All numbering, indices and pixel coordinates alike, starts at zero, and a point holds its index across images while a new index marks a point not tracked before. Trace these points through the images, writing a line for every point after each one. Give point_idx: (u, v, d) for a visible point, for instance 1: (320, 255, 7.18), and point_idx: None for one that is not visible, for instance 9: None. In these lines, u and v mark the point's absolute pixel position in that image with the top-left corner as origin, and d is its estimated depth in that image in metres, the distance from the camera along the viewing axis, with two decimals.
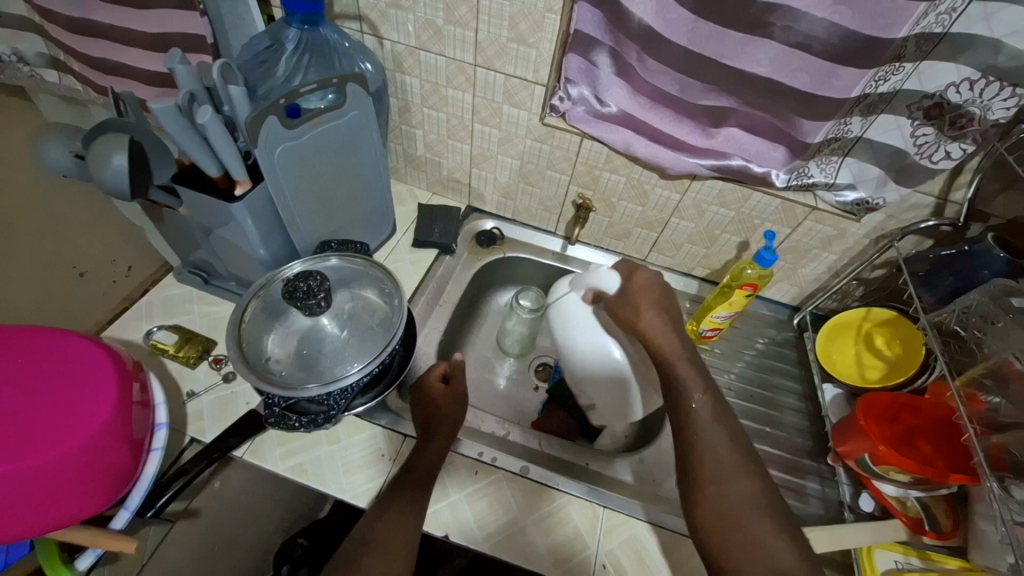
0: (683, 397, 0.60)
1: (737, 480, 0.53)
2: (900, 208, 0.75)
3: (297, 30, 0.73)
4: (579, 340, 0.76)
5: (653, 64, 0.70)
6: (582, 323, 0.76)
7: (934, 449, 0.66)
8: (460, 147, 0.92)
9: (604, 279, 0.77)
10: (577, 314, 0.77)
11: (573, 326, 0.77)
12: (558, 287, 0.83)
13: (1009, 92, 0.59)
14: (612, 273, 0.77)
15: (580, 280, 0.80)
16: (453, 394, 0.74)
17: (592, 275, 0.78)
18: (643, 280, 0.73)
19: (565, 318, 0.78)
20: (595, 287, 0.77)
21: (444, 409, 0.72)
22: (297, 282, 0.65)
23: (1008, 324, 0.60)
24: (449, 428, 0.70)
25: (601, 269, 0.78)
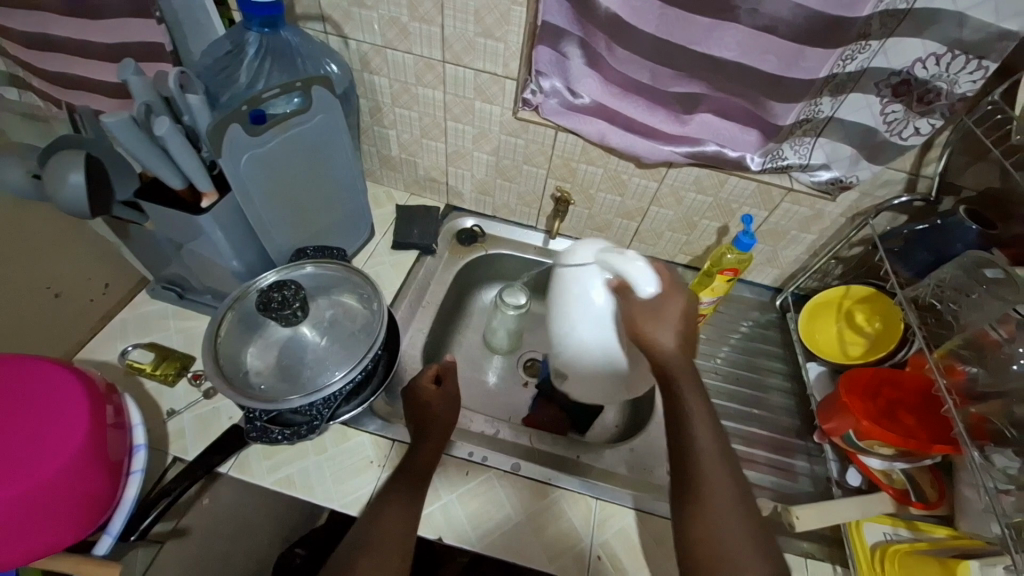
0: (684, 413, 0.55)
1: (733, 502, 0.51)
2: (872, 185, 0.76)
3: (257, 33, 0.70)
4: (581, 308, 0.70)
5: (622, 53, 0.70)
6: (592, 290, 0.70)
7: (916, 420, 0.67)
8: (434, 145, 0.91)
9: (643, 277, 0.64)
10: (588, 287, 0.71)
11: (582, 295, 0.71)
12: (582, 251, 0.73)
13: (974, 65, 0.60)
14: (648, 275, 0.64)
15: (616, 259, 0.67)
16: (441, 394, 0.73)
17: (631, 264, 0.65)
18: (673, 300, 0.62)
19: (573, 290, 0.72)
20: (628, 276, 0.65)
21: (435, 410, 0.71)
22: (271, 293, 0.64)
23: (982, 295, 0.61)
24: (440, 430, 0.69)
25: (642, 264, 0.65)
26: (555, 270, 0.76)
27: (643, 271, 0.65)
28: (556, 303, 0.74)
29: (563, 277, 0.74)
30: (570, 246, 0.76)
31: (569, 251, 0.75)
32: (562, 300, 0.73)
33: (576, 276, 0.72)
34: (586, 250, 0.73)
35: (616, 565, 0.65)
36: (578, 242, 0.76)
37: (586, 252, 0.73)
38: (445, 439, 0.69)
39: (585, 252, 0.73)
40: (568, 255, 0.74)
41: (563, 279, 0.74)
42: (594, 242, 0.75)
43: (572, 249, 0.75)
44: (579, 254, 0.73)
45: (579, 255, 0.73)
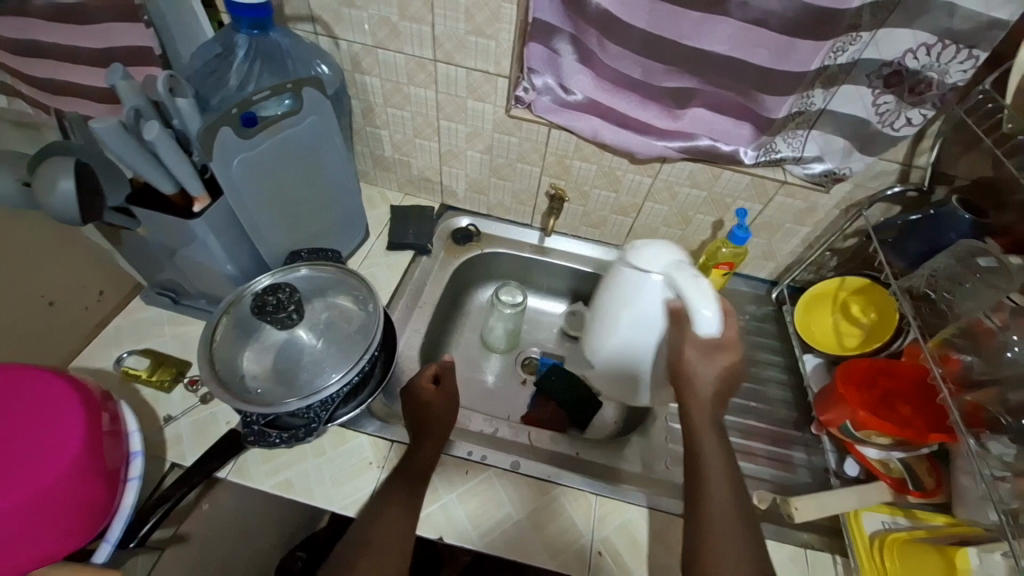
0: (700, 460, 0.56)
1: (738, 551, 0.51)
2: (865, 177, 0.76)
3: (246, 35, 0.70)
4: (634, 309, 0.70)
5: (613, 48, 0.70)
6: (651, 295, 0.69)
7: (912, 408, 0.67)
8: (428, 145, 0.90)
9: (706, 313, 0.58)
10: (647, 291, 0.69)
11: (638, 296, 0.70)
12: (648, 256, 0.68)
13: (965, 54, 0.60)
14: (713, 315, 0.58)
15: (683, 277, 0.62)
16: (441, 393, 0.72)
17: (697, 292, 0.59)
18: (732, 345, 0.58)
19: (631, 291, 0.70)
20: (690, 302, 0.59)
21: (434, 410, 0.70)
22: (266, 296, 0.64)
23: (976, 284, 0.62)
24: (440, 426, 0.69)
25: (709, 296, 0.59)
26: (617, 265, 0.73)
27: (707, 304, 0.59)
28: (611, 295, 0.74)
29: (623, 274, 0.71)
30: (640, 241, 0.71)
31: (636, 248, 0.70)
32: (619, 295, 0.72)
33: (635, 278, 0.69)
34: (656, 253, 0.68)
35: (617, 561, 0.65)
36: (649, 240, 0.71)
37: (654, 256, 0.68)
38: (445, 437, 0.69)
39: (654, 255, 0.68)
40: (634, 252, 0.70)
41: (622, 275, 0.72)
42: (666, 246, 0.69)
43: (640, 246, 0.70)
44: (646, 255, 0.68)
45: (644, 258, 0.68)
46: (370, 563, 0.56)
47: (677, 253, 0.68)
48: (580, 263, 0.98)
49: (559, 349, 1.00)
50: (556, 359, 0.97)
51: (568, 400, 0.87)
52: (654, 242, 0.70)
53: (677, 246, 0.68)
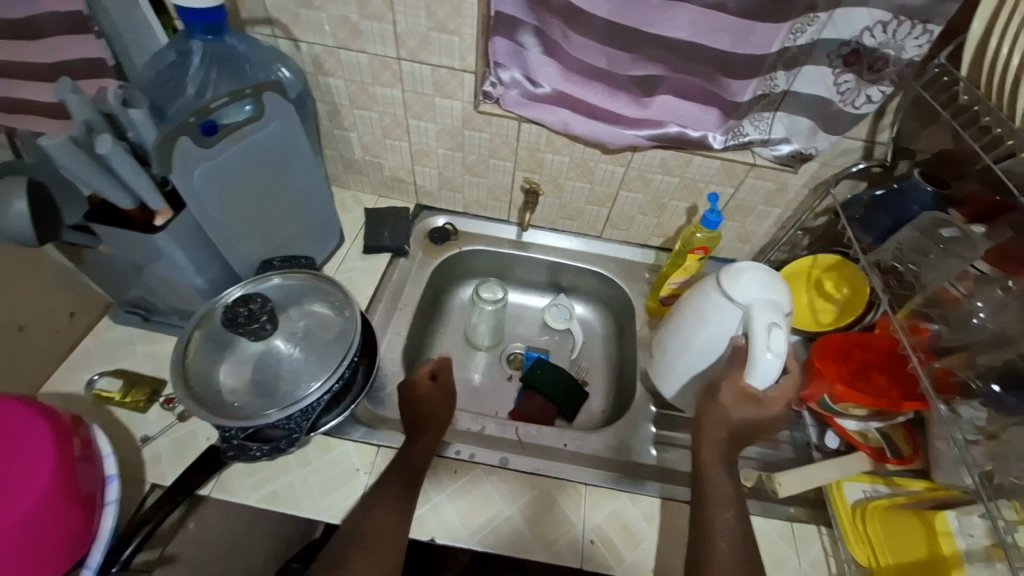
0: (706, 489, 0.63)
1: (736, 561, 0.57)
2: (832, 155, 0.77)
3: (200, 41, 0.68)
4: (708, 330, 0.67)
5: (577, 39, 0.70)
6: (727, 321, 0.65)
7: (887, 379, 0.69)
8: (398, 145, 0.89)
9: (767, 367, 0.59)
10: (726, 317, 0.65)
11: (715, 320, 0.66)
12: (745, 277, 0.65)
13: (920, 30, 0.61)
14: (766, 369, 0.59)
15: (761, 322, 0.60)
16: (438, 387, 0.74)
17: (765, 340, 0.59)
18: (774, 397, 0.63)
19: (710, 311, 0.67)
20: (754, 345, 0.60)
21: (430, 405, 0.72)
22: (237, 308, 0.63)
23: (940, 255, 0.63)
24: (435, 423, 0.70)
25: (777, 351, 0.59)
26: (710, 279, 0.68)
27: (771, 360, 0.59)
28: (688, 306, 0.70)
29: (710, 292, 0.67)
30: (744, 265, 0.65)
31: (735, 270, 0.65)
32: (696, 308, 0.69)
33: (719, 300, 0.66)
34: (753, 285, 0.63)
35: (610, 548, 0.65)
36: (752, 265, 0.65)
37: (750, 287, 0.63)
38: (440, 435, 0.69)
39: (751, 288, 0.63)
40: (731, 275, 0.65)
41: (708, 292, 0.67)
42: (769, 280, 0.64)
43: (740, 271, 0.65)
44: (742, 283, 0.64)
45: (738, 285, 0.64)
46: (360, 554, 0.58)
47: (777, 295, 0.63)
48: (559, 256, 0.98)
49: (543, 342, 1.00)
50: (541, 353, 0.97)
51: (554, 394, 0.87)
52: (758, 271, 0.65)
53: (781, 285, 0.63)
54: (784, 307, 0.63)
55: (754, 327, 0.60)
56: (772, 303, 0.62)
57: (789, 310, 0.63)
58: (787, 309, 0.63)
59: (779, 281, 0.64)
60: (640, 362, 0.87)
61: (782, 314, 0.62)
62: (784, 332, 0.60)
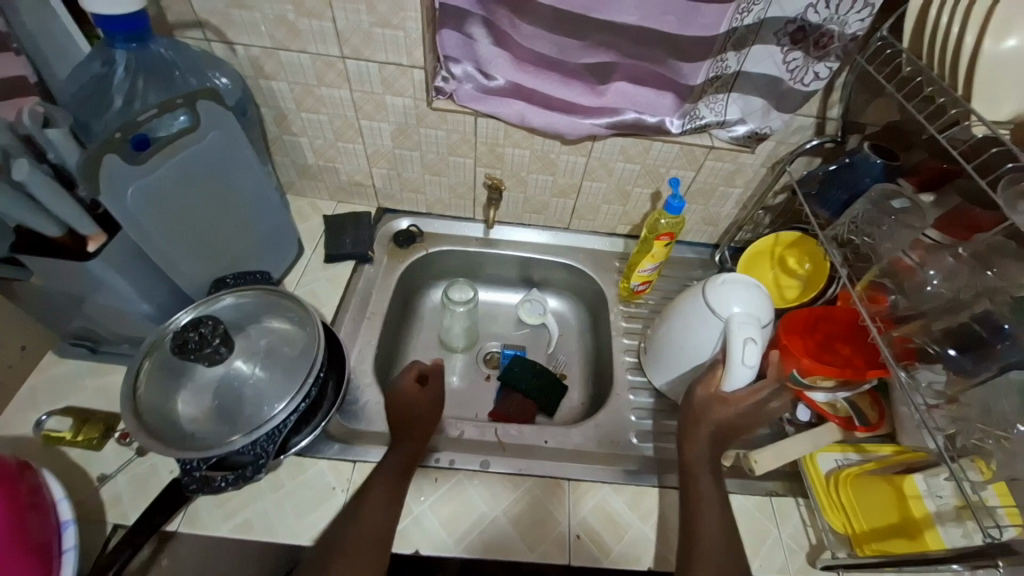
0: (690, 490, 0.62)
1: (721, 558, 0.56)
2: (786, 133, 0.78)
3: (123, 50, 0.63)
4: (691, 340, 0.69)
5: (526, 28, 0.69)
6: (709, 332, 0.67)
7: (851, 348, 0.71)
8: (352, 148, 0.86)
9: (741, 377, 0.62)
10: (707, 326, 0.66)
11: (698, 330, 0.68)
12: (727, 290, 0.65)
13: (860, 4, 0.62)
14: (740, 379, 0.62)
15: (739, 335, 0.62)
16: (427, 393, 0.73)
17: (742, 353, 0.61)
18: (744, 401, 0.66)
19: (694, 322, 0.68)
20: (732, 358, 0.62)
21: (415, 410, 0.70)
22: (187, 333, 0.60)
23: (891, 225, 0.65)
24: (424, 427, 0.69)
25: (751, 364, 0.61)
26: (696, 289, 0.69)
27: (744, 372, 0.62)
28: (673, 314, 0.71)
29: (695, 303, 0.68)
30: (727, 277, 0.66)
31: (720, 283, 0.66)
32: (681, 317, 0.70)
33: (703, 312, 0.67)
34: (734, 297, 0.65)
35: (596, 540, 0.65)
36: (736, 277, 0.66)
37: (733, 300, 0.65)
38: (427, 438, 0.69)
39: (733, 300, 0.65)
40: (715, 287, 0.66)
41: (693, 302, 0.68)
42: (753, 294, 0.65)
43: (724, 283, 0.66)
44: (726, 296, 0.65)
45: (721, 297, 0.65)
46: (344, 556, 0.56)
47: (759, 310, 0.64)
48: (529, 251, 0.97)
49: (519, 338, 0.99)
50: (517, 350, 0.96)
51: (532, 390, 0.87)
52: (741, 285, 0.66)
53: (764, 300, 0.65)
54: (763, 320, 0.64)
55: (732, 341, 0.62)
56: (751, 316, 0.64)
57: (767, 323, 0.65)
58: (766, 322, 0.65)
59: (762, 295, 0.65)
60: (616, 351, 0.87)
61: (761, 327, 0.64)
62: (759, 346, 0.62)
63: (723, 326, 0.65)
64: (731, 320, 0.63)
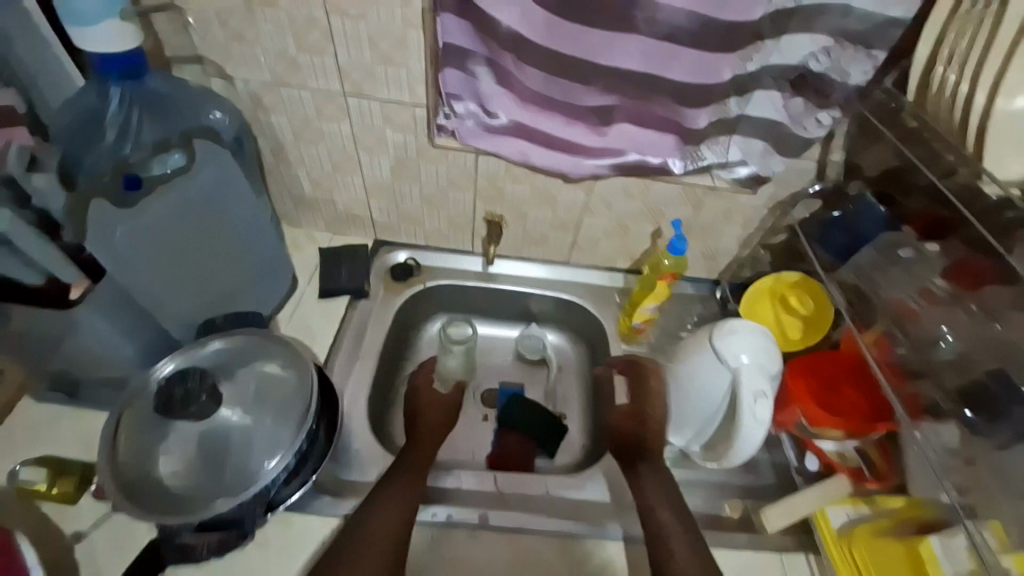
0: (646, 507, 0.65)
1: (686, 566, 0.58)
2: (791, 174, 0.77)
3: (117, 87, 0.60)
4: (699, 389, 0.67)
5: (529, 70, 0.68)
6: (718, 381, 0.65)
7: (856, 392, 0.70)
8: (351, 181, 0.84)
9: (749, 432, 0.62)
10: (714, 376, 0.65)
11: (707, 379, 0.66)
12: (735, 338, 0.64)
13: (864, 54, 0.63)
14: (747, 435, 0.62)
15: (748, 391, 0.62)
16: (435, 399, 0.84)
17: (751, 408, 0.62)
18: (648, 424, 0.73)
19: (701, 370, 0.67)
20: (741, 412, 0.62)
21: (427, 413, 0.81)
22: (172, 387, 0.58)
23: (898, 273, 0.67)
24: (431, 432, 0.77)
25: (759, 417, 0.61)
26: (703, 336, 0.68)
27: (756, 428, 0.62)
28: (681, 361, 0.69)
29: (701, 350, 0.67)
30: (735, 323, 0.65)
31: (727, 329, 0.65)
32: (689, 364, 0.69)
33: (709, 359, 0.66)
34: (744, 345, 0.64)
35: None
36: (744, 324, 0.65)
37: (741, 349, 0.64)
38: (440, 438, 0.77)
39: (743, 349, 0.64)
40: (723, 335, 0.65)
41: (699, 349, 0.67)
42: (761, 343, 0.64)
43: (732, 331, 0.65)
44: (734, 344, 0.64)
45: (730, 346, 0.64)
46: (360, 548, 0.57)
47: (768, 360, 0.63)
48: (527, 286, 0.95)
49: (517, 376, 0.96)
50: (515, 388, 0.94)
51: (531, 429, 0.85)
52: (749, 332, 0.65)
53: (774, 348, 0.64)
54: (772, 369, 0.63)
55: (740, 397, 0.62)
56: (759, 367, 0.63)
57: (777, 371, 0.64)
58: (776, 372, 0.64)
59: (771, 343, 0.64)
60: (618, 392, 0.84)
61: (771, 378, 0.63)
62: (770, 401, 0.62)
63: (731, 376, 0.64)
64: (739, 372, 0.63)
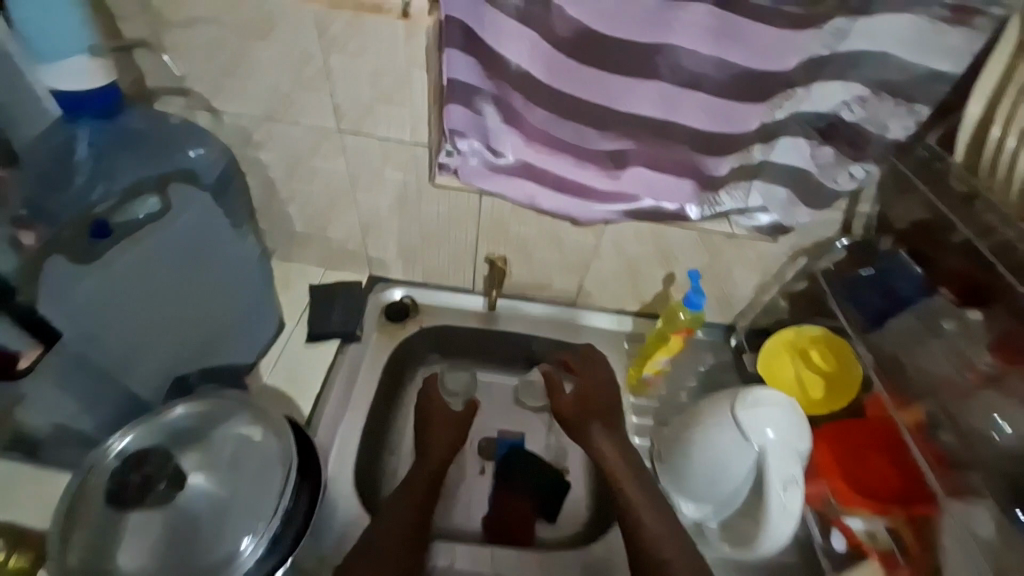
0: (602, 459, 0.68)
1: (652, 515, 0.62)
2: (818, 225, 0.72)
3: (87, 127, 0.59)
4: (720, 465, 0.61)
5: (540, 112, 0.64)
6: (739, 459, 0.60)
7: (883, 463, 0.67)
8: (345, 219, 0.78)
9: (778, 521, 0.57)
10: (738, 452, 0.60)
11: (730, 457, 0.60)
12: (760, 411, 0.59)
13: (907, 110, 0.60)
14: (779, 523, 0.57)
15: (776, 473, 0.57)
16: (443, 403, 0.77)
17: (780, 491, 0.57)
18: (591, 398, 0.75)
19: (723, 446, 0.60)
20: (769, 494, 0.57)
21: (433, 415, 0.75)
22: (126, 475, 0.55)
23: (935, 345, 0.62)
24: (443, 434, 0.73)
25: (790, 507, 0.57)
26: (722, 406, 0.62)
27: (784, 515, 0.58)
28: (698, 432, 0.63)
29: (722, 423, 0.61)
30: (761, 394, 0.60)
31: (751, 401, 0.60)
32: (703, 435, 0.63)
33: (732, 435, 0.60)
34: (770, 421, 0.58)
35: None
36: (767, 395, 0.60)
37: (767, 424, 0.59)
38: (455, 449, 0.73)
39: (769, 425, 0.59)
40: (749, 407, 0.59)
41: (720, 419, 0.62)
42: (788, 417, 0.59)
43: (757, 403, 0.60)
44: (760, 418, 0.59)
45: (756, 421, 0.59)
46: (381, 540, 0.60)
47: (795, 437, 0.59)
48: (529, 329, 0.88)
49: (516, 425, 0.88)
50: (515, 439, 0.86)
51: (528, 486, 0.80)
52: (774, 405, 0.60)
53: (800, 424, 0.59)
54: (799, 448, 0.58)
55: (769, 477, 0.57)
56: (785, 446, 0.58)
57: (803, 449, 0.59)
58: (804, 450, 0.59)
59: (799, 419, 0.60)
60: None
61: (799, 457, 0.59)
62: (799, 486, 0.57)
63: (756, 454, 0.59)
64: (766, 450, 0.58)
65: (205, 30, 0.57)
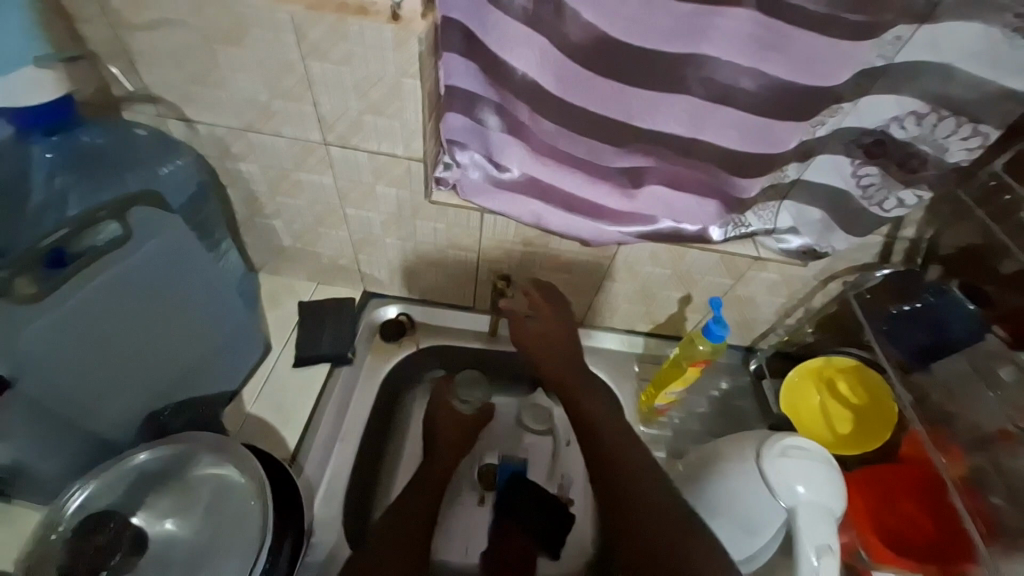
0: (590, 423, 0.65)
1: (657, 505, 0.57)
2: (855, 250, 0.65)
3: (43, 146, 0.54)
4: (746, 518, 0.56)
5: (548, 125, 0.57)
6: (765, 513, 0.55)
7: (919, 512, 0.61)
8: (335, 235, 0.72)
9: None
10: (763, 506, 0.54)
11: (756, 510, 0.55)
12: (789, 464, 0.53)
13: (969, 130, 0.52)
14: None
15: (809, 533, 0.50)
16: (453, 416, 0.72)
17: (811, 555, 0.49)
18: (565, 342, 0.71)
19: (746, 497, 0.55)
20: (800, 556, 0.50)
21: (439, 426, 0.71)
22: (82, 543, 0.50)
23: (991, 398, 0.56)
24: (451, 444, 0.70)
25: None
26: (746, 453, 0.56)
27: None
28: (719, 478, 0.58)
29: (746, 473, 0.56)
30: (789, 443, 0.55)
31: (780, 451, 0.54)
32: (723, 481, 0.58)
33: (758, 487, 0.54)
34: (800, 476, 0.52)
35: None
36: (797, 446, 0.54)
37: (796, 479, 0.52)
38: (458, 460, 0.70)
39: (799, 480, 0.52)
40: (775, 457, 0.54)
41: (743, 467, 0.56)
42: (821, 473, 0.53)
43: (785, 454, 0.54)
44: (788, 470, 0.53)
45: (784, 474, 0.52)
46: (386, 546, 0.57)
47: (831, 496, 0.52)
48: None
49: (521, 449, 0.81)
50: (519, 465, 0.79)
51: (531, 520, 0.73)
52: (806, 459, 0.54)
53: (836, 482, 0.52)
54: (834, 511, 0.52)
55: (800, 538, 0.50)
56: (819, 505, 0.51)
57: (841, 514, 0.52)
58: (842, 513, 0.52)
59: (836, 477, 0.53)
60: None
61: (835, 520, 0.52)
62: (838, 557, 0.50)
63: (785, 512, 0.53)
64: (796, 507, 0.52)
65: (171, 33, 0.51)
